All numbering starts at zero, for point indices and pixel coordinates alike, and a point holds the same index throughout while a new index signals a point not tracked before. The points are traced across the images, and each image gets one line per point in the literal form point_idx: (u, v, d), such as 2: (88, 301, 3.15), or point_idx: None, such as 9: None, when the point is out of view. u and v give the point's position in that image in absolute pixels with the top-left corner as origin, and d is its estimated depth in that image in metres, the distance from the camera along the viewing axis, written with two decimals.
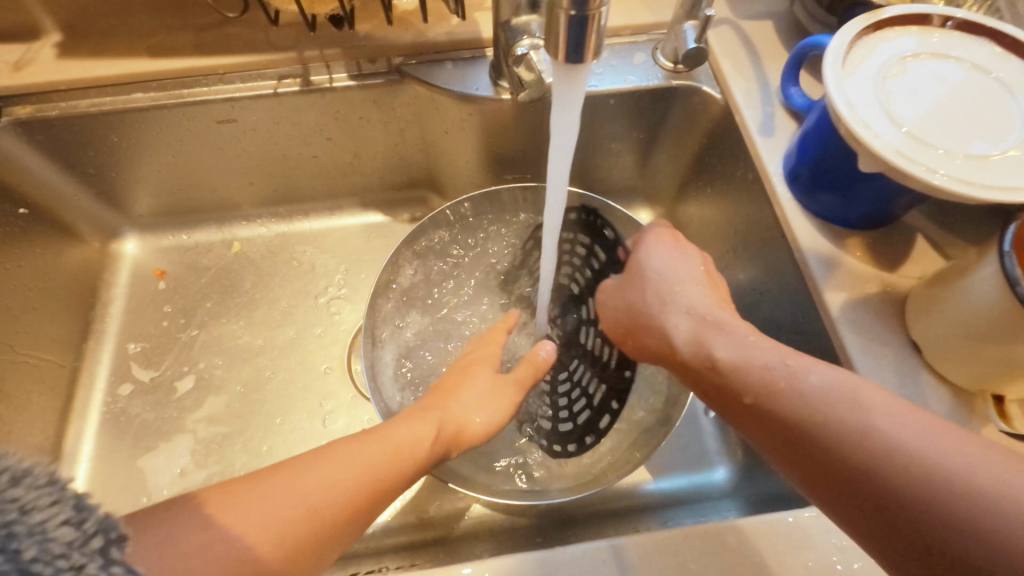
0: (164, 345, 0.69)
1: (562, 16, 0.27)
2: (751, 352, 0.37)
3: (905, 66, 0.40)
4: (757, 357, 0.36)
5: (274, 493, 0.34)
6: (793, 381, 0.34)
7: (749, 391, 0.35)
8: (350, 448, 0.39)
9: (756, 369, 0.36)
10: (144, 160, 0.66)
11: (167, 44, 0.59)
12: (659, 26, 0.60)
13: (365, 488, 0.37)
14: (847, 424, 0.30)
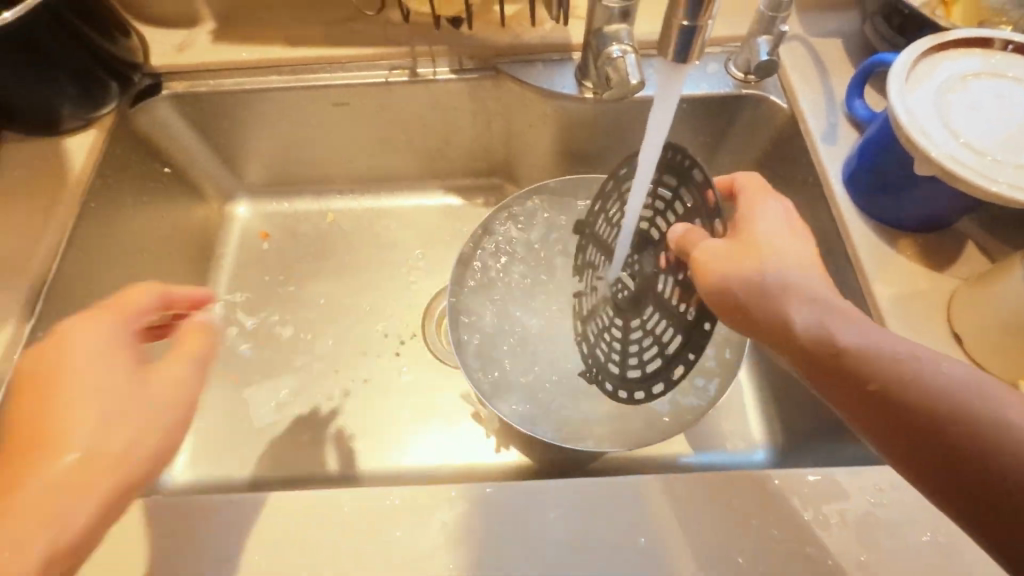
0: (266, 296, 0.79)
1: (676, 25, 0.35)
2: (840, 331, 0.38)
3: (966, 84, 0.45)
4: (886, 347, 0.37)
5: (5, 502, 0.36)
6: (924, 372, 0.35)
7: (853, 375, 0.37)
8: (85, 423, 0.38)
9: (887, 358, 0.36)
10: (266, 135, 0.76)
11: (300, 35, 0.69)
12: (734, 38, 0.66)
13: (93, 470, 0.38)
14: (972, 416, 0.33)
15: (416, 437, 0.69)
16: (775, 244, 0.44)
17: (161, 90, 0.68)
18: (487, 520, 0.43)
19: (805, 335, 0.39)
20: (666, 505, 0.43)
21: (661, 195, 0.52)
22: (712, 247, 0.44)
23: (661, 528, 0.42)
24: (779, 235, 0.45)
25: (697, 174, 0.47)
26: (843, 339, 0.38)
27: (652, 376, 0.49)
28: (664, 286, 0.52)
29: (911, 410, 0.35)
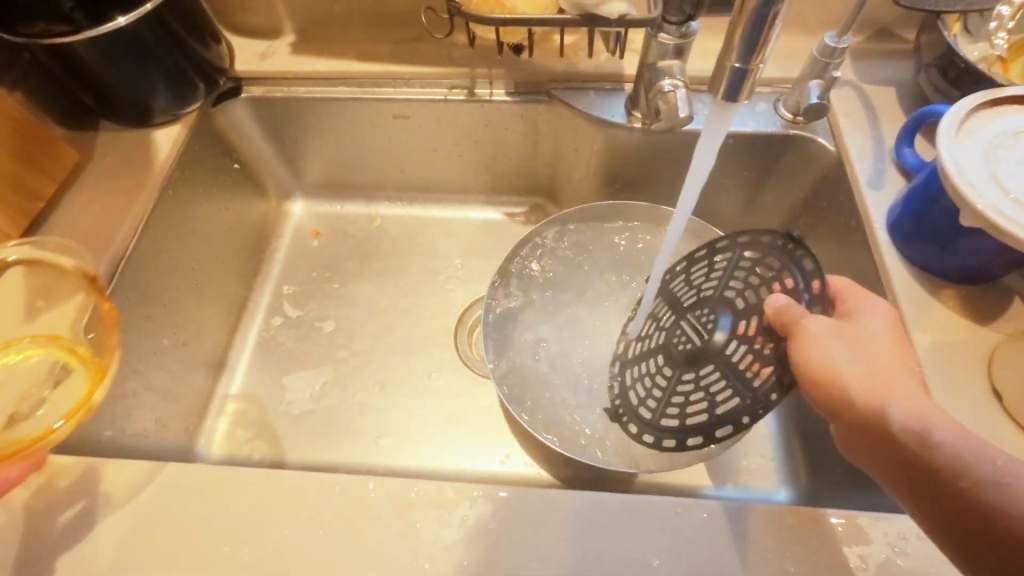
0: (311, 291, 0.83)
1: (727, 67, 0.36)
2: (934, 425, 0.38)
3: (1019, 140, 0.45)
4: (983, 447, 0.37)
5: None
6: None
7: (944, 471, 0.37)
8: None
9: (983, 458, 0.36)
10: (329, 141, 0.81)
11: (370, 51, 0.74)
12: (785, 80, 0.67)
13: None
14: None
15: (439, 439, 0.71)
16: (876, 340, 0.44)
17: (240, 93, 0.74)
18: (510, 522, 0.44)
19: (903, 427, 0.39)
20: (679, 527, 0.43)
21: (757, 272, 0.53)
22: (821, 322, 0.44)
23: (675, 553, 0.42)
24: (876, 331, 0.45)
25: (804, 261, 0.49)
26: (940, 434, 0.38)
27: (694, 432, 0.50)
28: (728, 355, 0.52)
29: (1005, 517, 0.34)
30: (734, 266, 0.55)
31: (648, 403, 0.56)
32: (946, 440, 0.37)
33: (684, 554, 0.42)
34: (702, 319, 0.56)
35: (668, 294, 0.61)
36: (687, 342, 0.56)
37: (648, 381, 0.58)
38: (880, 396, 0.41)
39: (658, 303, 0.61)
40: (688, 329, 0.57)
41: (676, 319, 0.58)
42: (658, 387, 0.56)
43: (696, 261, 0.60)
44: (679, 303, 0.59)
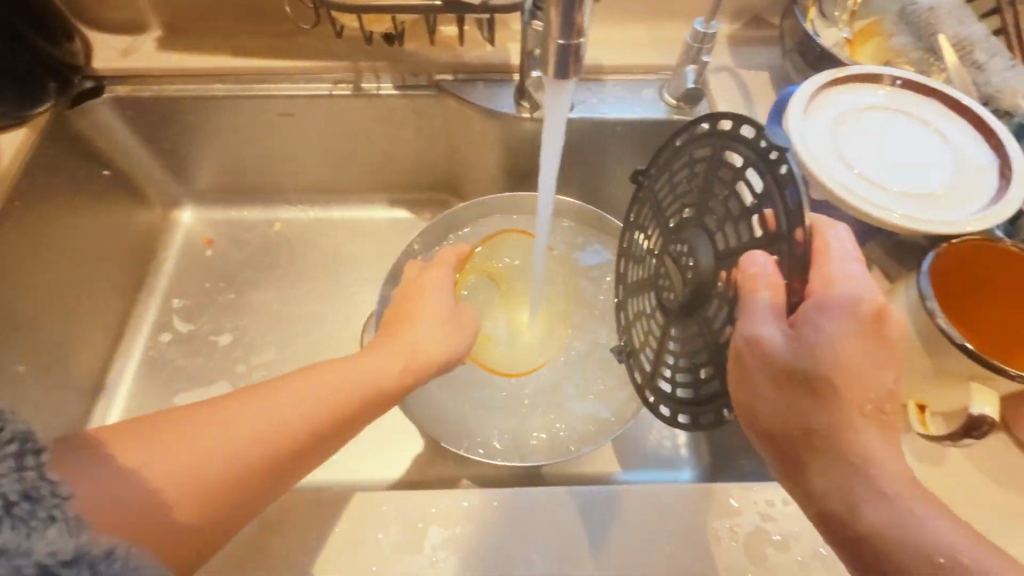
0: (204, 303, 0.78)
1: (552, 44, 0.36)
2: (865, 512, 0.33)
3: (861, 115, 0.47)
4: (917, 547, 0.31)
5: (183, 449, 0.37)
6: None
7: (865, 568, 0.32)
8: (216, 414, 0.39)
9: (912, 561, 0.31)
10: (213, 143, 0.76)
11: (246, 46, 0.70)
12: (668, 68, 0.68)
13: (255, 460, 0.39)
14: None
15: (344, 449, 0.67)
16: (844, 362, 0.34)
17: (103, 93, 0.68)
18: (387, 527, 0.42)
19: (829, 508, 0.34)
20: (558, 518, 0.42)
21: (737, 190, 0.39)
22: (770, 336, 0.34)
23: (556, 543, 0.41)
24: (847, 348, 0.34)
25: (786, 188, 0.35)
26: (869, 527, 0.32)
27: (679, 403, 0.44)
28: (712, 307, 0.42)
29: None
30: (708, 176, 0.42)
31: (649, 355, 0.49)
32: (873, 533, 0.32)
33: (562, 545, 0.41)
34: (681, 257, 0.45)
35: (657, 210, 0.49)
36: (671, 287, 0.46)
37: (640, 329, 0.51)
38: (812, 450, 0.35)
39: (652, 225, 0.50)
40: (671, 269, 0.46)
41: (662, 245, 0.48)
42: (655, 340, 0.48)
43: (680, 169, 0.46)
44: (664, 228, 0.48)
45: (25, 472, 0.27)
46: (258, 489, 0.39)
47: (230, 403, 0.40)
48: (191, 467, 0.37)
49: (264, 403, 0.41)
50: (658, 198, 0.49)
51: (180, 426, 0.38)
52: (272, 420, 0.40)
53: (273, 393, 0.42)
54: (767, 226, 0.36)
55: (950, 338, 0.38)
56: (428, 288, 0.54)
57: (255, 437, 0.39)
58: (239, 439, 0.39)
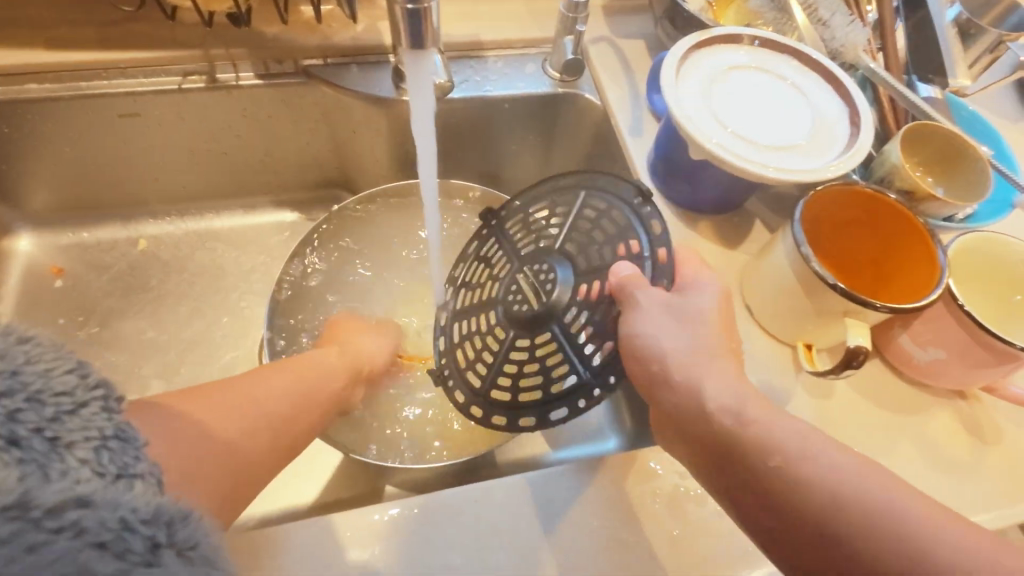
0: (60, 343, 0.67)
1: (399, 10, 0.34)
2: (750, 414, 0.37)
3: (728, 75, 0.48)
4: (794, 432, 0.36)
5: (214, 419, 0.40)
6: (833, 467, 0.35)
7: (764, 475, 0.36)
8: (245, 382, 0.44)
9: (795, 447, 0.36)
10: (40, 155, 0.64)
11: (65, 37, 0.59)
12: (548, 40, 0.67)
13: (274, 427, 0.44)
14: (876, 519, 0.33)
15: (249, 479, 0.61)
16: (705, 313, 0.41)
17: None
18: (296, 561, 0.38)
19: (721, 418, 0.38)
20: (481, 516, 0.40)
21: (602, 226, 0.47)
22: (650, 295, 0.40)
23: (481, 539, 0.40)
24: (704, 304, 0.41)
25: (652, 222, 0.44)
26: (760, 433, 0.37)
27: (526, 407, 0.46)
28: (569, 313, 0.46)
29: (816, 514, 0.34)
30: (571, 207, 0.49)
31: (480, 366, 0.49)
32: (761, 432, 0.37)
33: (490, 544, 0.40)
34: (540, 276, 0.48)
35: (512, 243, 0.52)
36: (523, 301, 0.48)
37: (482, 345, 0.50)
38: (703, 367, 0.39)
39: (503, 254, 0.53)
40: (527, 289, 0.49)
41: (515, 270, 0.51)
42: (491, 351, 0.49)
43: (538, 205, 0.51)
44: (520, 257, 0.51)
45: (113, 415, 0.29)
46: (264, 462, 0.42)
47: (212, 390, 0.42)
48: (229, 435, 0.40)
49: (253, 397, 0.44)
50: (509, 233, 0.53)
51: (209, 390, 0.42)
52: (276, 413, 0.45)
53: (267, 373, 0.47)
54: (631, 253, 0.44)
55: (822, 279, 0.40)
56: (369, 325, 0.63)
57: (252, 421, 0.42)
58: (243, 423, 0.42)
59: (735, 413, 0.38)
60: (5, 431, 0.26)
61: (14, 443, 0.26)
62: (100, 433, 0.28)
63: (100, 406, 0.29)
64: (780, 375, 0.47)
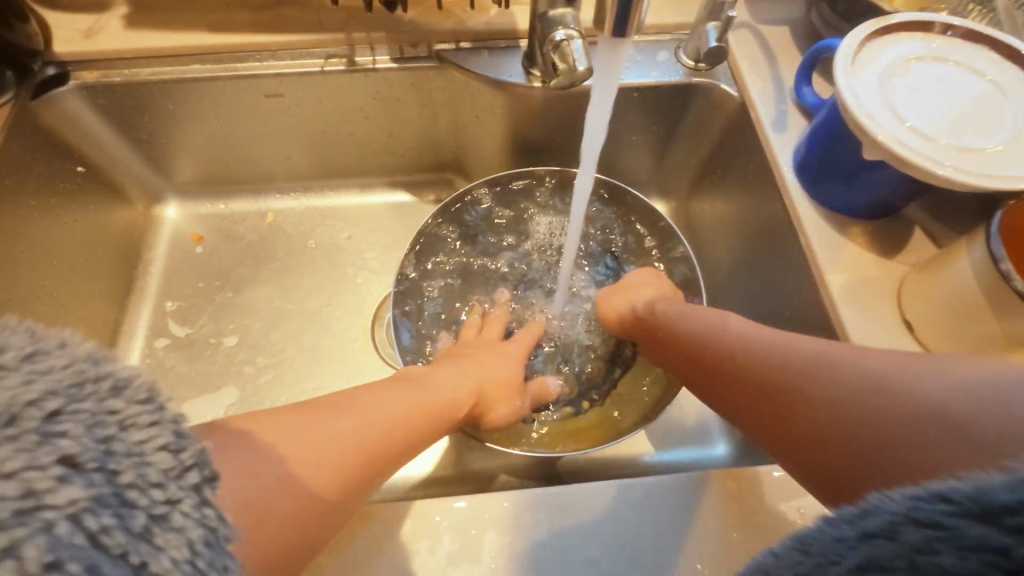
0: (199, 305, 0.73)
1: None
2: (719, 320, 0.48)
3: (910, 67, 0.44)
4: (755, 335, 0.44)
5: (330, 424, 0.38)
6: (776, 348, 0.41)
7: (725, 364, 0.44)
8: (383, 395, 0.44)
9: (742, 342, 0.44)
10: (193, 131, 0.70)
11: (225, 21, 0.63)
12: (683, 27, 0.65)
13: (399, 437, 0.42)
14: (793, 367, 0.39)
15: None
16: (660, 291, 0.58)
17: (69, 81, 0.61)
18: (438, 538, 0.39)
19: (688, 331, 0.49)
20: (616, 513, 0.40)
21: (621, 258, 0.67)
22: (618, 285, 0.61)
23: (618, 537, 0.39)
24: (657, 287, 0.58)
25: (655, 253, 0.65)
26: (721, 335, 0.46)
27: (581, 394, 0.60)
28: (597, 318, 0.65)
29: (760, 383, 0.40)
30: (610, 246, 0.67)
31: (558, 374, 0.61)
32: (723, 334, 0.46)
33: (626, 540, 0.39)
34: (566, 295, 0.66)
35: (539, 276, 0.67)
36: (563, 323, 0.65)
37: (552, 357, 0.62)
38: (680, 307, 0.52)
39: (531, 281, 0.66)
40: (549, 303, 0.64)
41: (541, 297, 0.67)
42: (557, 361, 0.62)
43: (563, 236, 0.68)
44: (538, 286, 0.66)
45: (203, 514, 0.25)
46: (381, 472, 0.40)
47: (336, 400, 0.41)
48: (291, 451, 0.35)
49: (351, 404, 0.41)
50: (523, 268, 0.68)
51: (337, 401, 0.41)
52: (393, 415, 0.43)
53: (386, 388, 0.45)
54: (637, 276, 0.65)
55: None
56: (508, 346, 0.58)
57: (372, 431, 0.40)
58: (349, 424, 0.39)
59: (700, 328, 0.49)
60: (74, 451, 0.22)
61: (69, 465, 0.22)
62: (180, 464, 0.25)
63: (193, 486, 0.25)
64: None
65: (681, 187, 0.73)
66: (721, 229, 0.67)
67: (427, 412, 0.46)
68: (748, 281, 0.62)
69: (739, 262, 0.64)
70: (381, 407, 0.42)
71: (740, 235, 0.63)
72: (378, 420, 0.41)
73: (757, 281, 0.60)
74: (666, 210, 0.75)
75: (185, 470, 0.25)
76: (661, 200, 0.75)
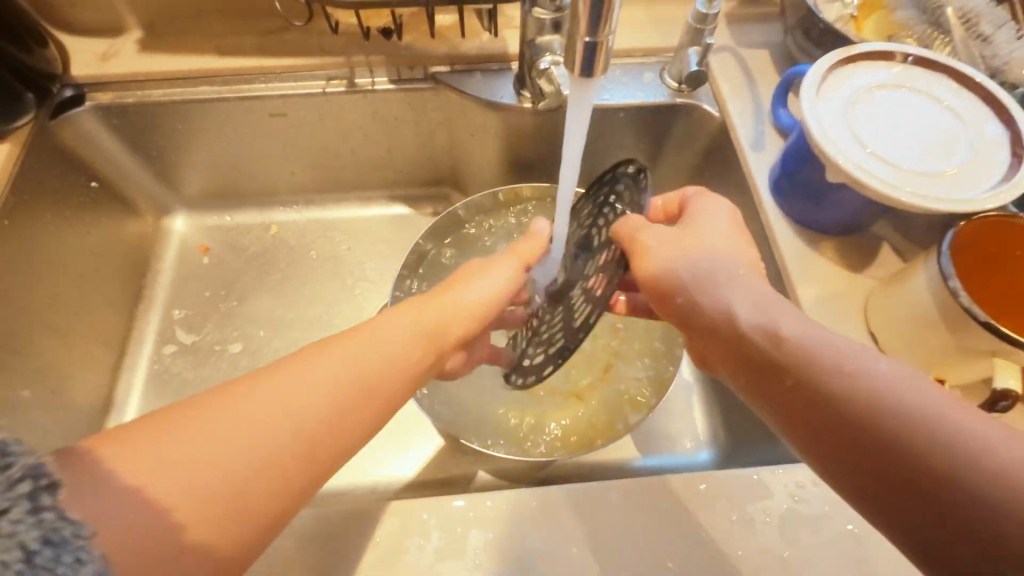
0: (205, 313, 0.77)
1: (578, 42, 0.33)
2: (778, 316, 0.38)
3: (872, 94, 0.47)
4: (825, 339, 0.36)
5: (226, 429, 0.33)
6: (859, 364, 0.34)
7: (789, 369, 0.36)
8: (304, 376, 0.37)
9: (818, 347, 0.36)
10: (200, 147, 0.73)
11: (232, 45, 0.67)
12: (667, 50, 0.68)
13: (327, 427, 0.37)
14: (881, 399, 0.32)
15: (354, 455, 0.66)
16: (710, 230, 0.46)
17: (85, 102, 0.65)
18: (427, 535, 0.41)
19: (748, 322, 0.39)
20: (592, 513, 0.43)
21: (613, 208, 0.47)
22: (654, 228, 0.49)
23: (595, 535, 0.42)
24: (721, 226, 0.46)
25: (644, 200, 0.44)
26: (788, 334, 0.37)
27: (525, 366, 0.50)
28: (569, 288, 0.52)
29: (832, 408, 0.33)
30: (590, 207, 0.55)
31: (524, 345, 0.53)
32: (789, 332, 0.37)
33: (602, 540, 0.42)
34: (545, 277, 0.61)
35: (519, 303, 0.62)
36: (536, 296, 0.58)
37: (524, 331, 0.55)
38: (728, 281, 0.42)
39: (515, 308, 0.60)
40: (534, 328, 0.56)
41: None
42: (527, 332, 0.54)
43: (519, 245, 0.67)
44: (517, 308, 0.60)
45: (40, 518, 0.24)
46: (313, 468, 0.36)
47: (235, 393, 0.35)
48: (176, 474, 0.31)
49: (263, 393, 0.36)
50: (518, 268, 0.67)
51: (238, 396, 0.35)
52: (303, 403, 0.36)
53: (311, 360, 0.38)
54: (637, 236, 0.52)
55: (973, 316, 0.39)
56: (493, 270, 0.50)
57: (287, 428, 0.35)
58: (252, 429, 0.34)
59: (757, 315, 0.39)
60: None
61: None
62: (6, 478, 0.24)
63: (26, 494, 0.25)
64: None
65: None
66: None
67: (363, 392, 0.39)
68: None
69: None
70: (297, 397, 0.36)
71: None
72: (294, 411, 0.36)
73: None
74: None
75: (13, 482, 0.24)
76: None
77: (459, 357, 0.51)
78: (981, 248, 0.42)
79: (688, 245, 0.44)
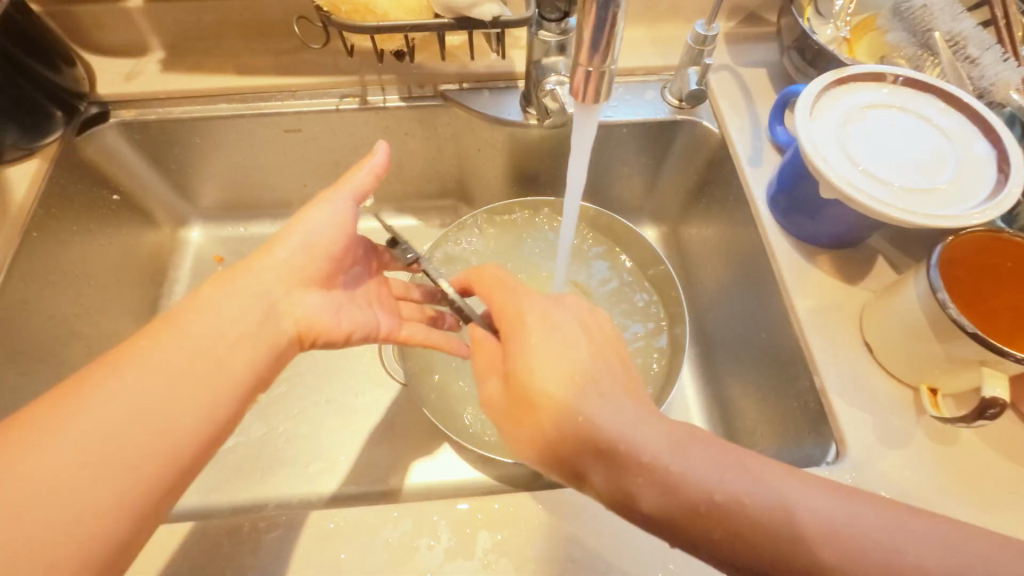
0: None
1: (580, 70, 0.35)
2: (641, 489, 0.35)
3: (864, 114, 0.49)
4: (697, 486, 0.34)
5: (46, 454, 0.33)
6: (737, 499, 0.34)
7: (681, 532, 0.35)
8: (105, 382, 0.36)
9: (696, 503, 0.34)
10: (218, 160, 0.76)
11: (250, 64, 0.70)
12: (668, 69, 0.70)
13: (172, 431, 0.36)
14: (767, 525, 0.33)
15: (364, 462, 0.67)
16: (558, 340, 0.40)
17: (109, 118, 0.67)
18: (438, 535, 0.43)
19: (620, 500, 0.36)
20: (598, 514, 0.44)
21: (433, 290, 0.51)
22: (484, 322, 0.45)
23: (602, 537, 0.43)
24: (552, 341, 0.40)
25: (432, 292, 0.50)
26: (655, 507, 0.35)
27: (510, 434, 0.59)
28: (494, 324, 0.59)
29: (733, 548, 0.33)
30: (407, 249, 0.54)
31: None
32: (656, 502, 0.35)
33: (607, 539, 0.43)
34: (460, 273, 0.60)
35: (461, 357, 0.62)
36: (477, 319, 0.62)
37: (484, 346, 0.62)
38: (590, 452, 0.36)
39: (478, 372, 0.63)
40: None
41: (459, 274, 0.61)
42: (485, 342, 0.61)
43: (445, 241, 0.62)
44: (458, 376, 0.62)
45: None
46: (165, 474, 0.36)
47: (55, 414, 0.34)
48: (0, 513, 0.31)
49: (81, 415, 0.34)
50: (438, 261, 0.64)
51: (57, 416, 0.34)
52: (121, 410, 0.35)
53: (125, 360, 0.37)
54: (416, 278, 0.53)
55: (960, 326, 0.41)
56: (317, 205, 0.47)
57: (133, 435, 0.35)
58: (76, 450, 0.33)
59: (623, 489, 0.36)
60: None
61: None
62: None
63: None
64: (900, 416, 0.47)
65: (670, 214, 0.78)
66: (706, 253, 0.71)
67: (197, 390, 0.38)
68: (730, 303, 0.66)
69: (722, 285, 0.68)
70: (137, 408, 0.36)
71: (723, 260, 0.67)
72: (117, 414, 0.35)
73: (738, 302, 0.64)
74: (657, 235, 0.80)
75: None
76: (651, 225, 0.80)
77: (323, 298, 0.46)
78: (968, 259, 0.44)
79: (530, 418, 0.38)
